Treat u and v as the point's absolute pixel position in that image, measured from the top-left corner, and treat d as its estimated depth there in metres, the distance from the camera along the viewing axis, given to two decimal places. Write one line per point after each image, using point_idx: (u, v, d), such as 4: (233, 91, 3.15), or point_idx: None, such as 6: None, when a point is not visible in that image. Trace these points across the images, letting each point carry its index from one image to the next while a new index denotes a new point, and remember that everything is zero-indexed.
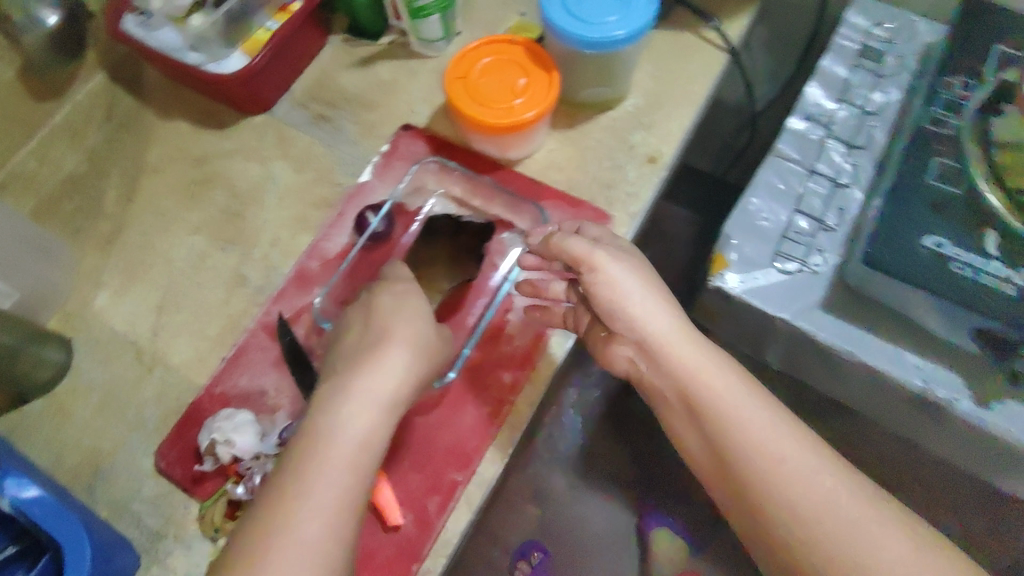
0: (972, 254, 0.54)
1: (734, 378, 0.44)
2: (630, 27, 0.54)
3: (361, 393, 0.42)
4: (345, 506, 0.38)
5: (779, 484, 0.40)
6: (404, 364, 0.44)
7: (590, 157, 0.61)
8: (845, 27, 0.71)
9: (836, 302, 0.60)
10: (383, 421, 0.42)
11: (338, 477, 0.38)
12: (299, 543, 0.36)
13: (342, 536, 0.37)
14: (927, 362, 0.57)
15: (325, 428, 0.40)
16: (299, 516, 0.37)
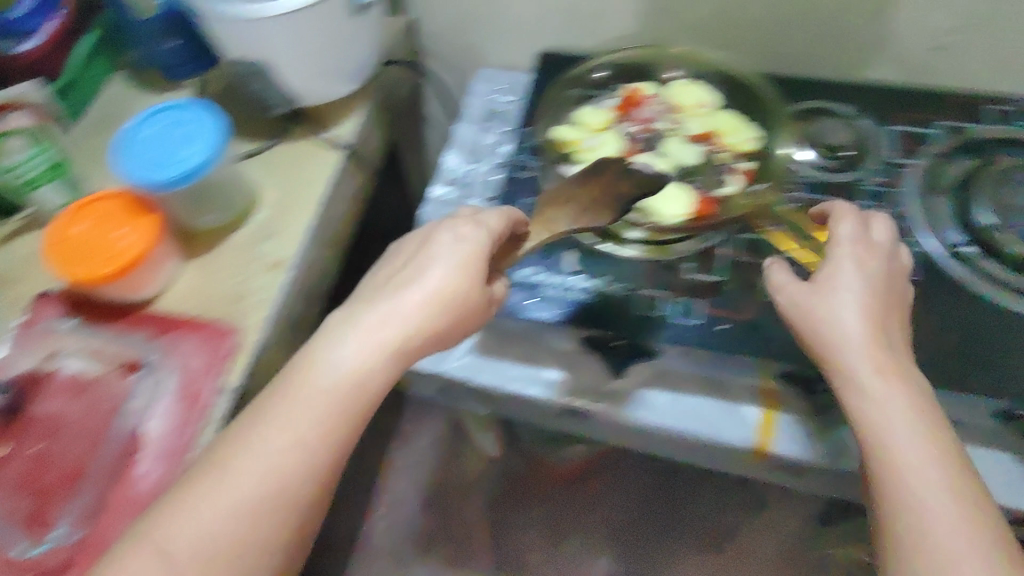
0: (555, 275, 0.61)
1: (915, 413, 0.43)
2: (208, 149, 0.59)
3: (398, 321, 0.45)
4: (279, 473, 0.41)
5: (891, 487, 0.42)
6: (421, 307, 0.45)
7: (221, 277, 0.64)
8: (469, 98, 0.81)
9: (485, 346, 0.66)
10: (377, 374, 0.44)
11: (331, 413, 0.43)
12: (249, 485, 0.41)
13: (285, 485, 0.41)
14: (571, 373, 0.64)
15: (324, 363, 0.44)
16: (235, 466, 0.41)
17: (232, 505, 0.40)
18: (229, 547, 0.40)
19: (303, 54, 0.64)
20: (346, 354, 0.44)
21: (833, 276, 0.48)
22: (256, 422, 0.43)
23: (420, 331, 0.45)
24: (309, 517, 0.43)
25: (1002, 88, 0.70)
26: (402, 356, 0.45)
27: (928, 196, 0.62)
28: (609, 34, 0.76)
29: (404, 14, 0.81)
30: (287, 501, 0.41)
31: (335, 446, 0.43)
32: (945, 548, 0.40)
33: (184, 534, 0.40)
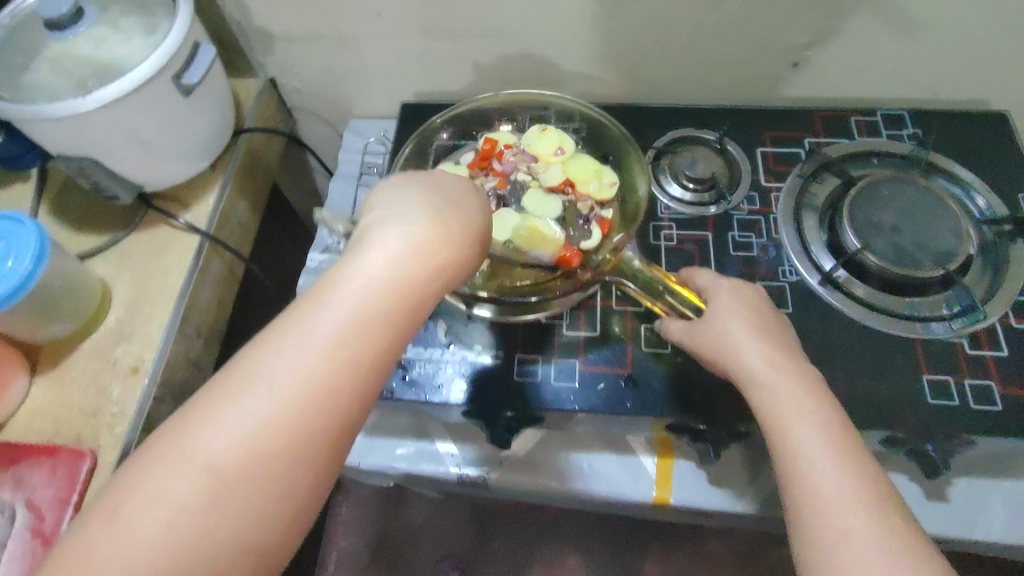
0: (428, 349, 0.58)
1: (809, 402, 0.41)
2: (34, 254, 0.54)
3: (439, 236, 0.36)
4: (271, 441, 0.30)
5: (789, 474, 0.39)
6: (427, 242, 0.36)
7: (74, 390, 0.59)
8: (343, 152, 0.80)
9: (372, 423, 0.63)
10: (387, 316, 0.33)
11: (359, 334, 0.32)
12: (264, 418, 0.30)
13: (315, 413, 0.31)
14: (462, 443, 0.62)
15: (357, 267, 0.34)
16: (288, 368, 0.31)
17: (294, 415, 0.30)
18: (280, 471, 0.30)
19: (137, 142, 0.59)
20: (389, 259, 0.34)
21: (717, 303, 0.48)
22: (286, 329, 0.32)
23: (455, 253, 0.37)
24: (338, 460, 0.32)
25: (861, 100, 0.71)
26: (445, 280, 0.37)
27: (797, 220, 0.62)
28: (474, 78, 0.74)
29: (260, 74, 0.77)
30: (325, 428, 0.31)
31: (370, 375, 0.32)
32: (843, 530, 0.36)
33: (240, 428, 0.30)
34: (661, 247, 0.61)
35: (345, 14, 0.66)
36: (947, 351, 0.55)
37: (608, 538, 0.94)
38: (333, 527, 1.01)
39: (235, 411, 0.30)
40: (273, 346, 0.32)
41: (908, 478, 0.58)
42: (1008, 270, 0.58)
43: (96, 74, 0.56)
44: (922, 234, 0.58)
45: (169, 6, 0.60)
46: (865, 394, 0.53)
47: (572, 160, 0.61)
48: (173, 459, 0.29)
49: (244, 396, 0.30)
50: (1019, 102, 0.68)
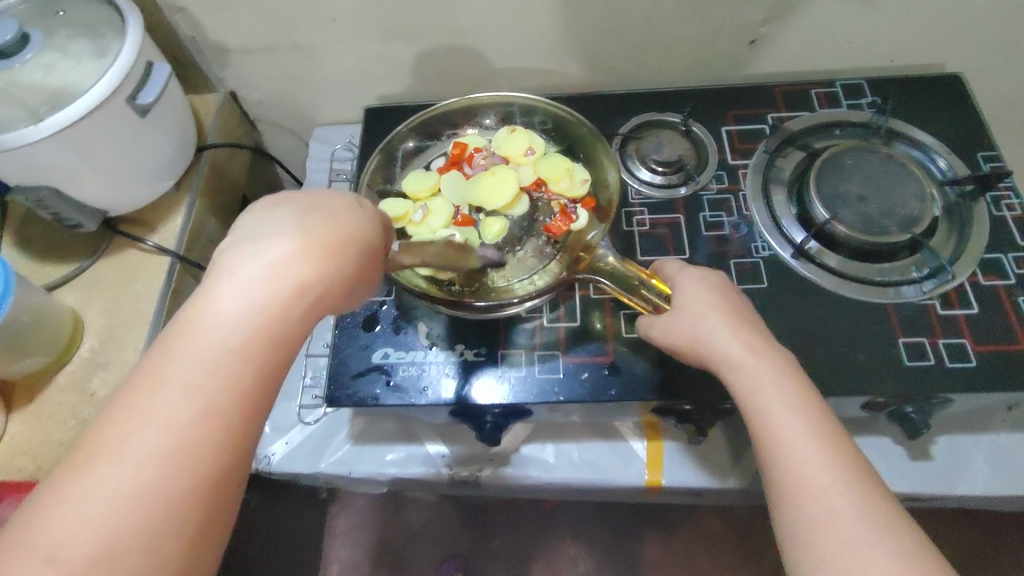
0: (409, 352, 0.57)
1: (790, 389, 0.42)
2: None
3: (302, 255, 0.34)
4: (141, 491, 0.28)
5: (772, 460, 0.40)
6: (288, 266, 0.34)
7: (52, 425, 0.58)
8: (311, 162, 0.79)
9: (360, 431, 0.63)
10: (249, 346, 0.32)
11: (220, 375, 0.31)
12: (130, 467, 0.29)
13: (182, 463, 0.29)
14: (451, 444, 0.62)
15: (213, 304, 0.32)
16: (146, 422, 0.29)
17: (158, 468, 0.29)
18: (150, 531, 0.28)
19: (95, 168, 0.58)
20: (246, 292, 0.33)
21: (686, 293, 0.48)
22: (151, 373, 0.31)
23: (326, 270, 0.35)
24: (218, 511, 0.30)
25: (820, 72, 0.71)
26: (318, 303, 0.35)
27: (765, 195, 0.62)
28: (436, 78, 0.73)
29: (220, 89, 0.76)
30: (198, 474, 0.30)
31: (239, 414, 0.31)
32: (827, 508, 0.37)
33: (98, 495, 0.28)
34: (635, 233, 0.62)
35: (299, 21, 0.65)
36: (920, 314, 0.56)
37: (605, 521, 0.96)
38: (331, 537, 0.99)
39: (92, 477, 0.28)
40: (128, 403, 0.30)
41: (891, 441, 0.59)
42: (972, 229, 0.59)
43: (47, 102, 0.55)
44: (887, 200, 0.59)
45: (117, 26, 0.59)
46: (843, 362, 0.54)
47: (543, 160, 0.60)
48: (28, 537, 0.27)
49: (98, 462, 0.29)
50: (973, 63, 0.69)
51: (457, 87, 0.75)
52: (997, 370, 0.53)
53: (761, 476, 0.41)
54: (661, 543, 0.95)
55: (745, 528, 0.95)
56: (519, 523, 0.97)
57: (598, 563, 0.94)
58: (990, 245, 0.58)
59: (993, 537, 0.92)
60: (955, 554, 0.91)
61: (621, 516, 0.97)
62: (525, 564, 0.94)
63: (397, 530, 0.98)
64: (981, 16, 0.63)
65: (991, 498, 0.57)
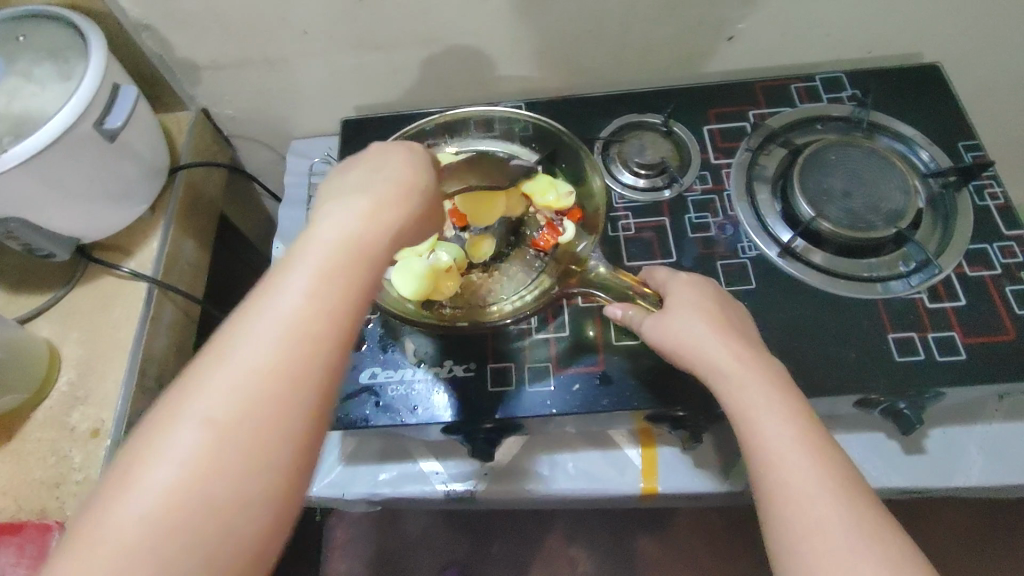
0: (396, 370, 0.56)
1: (779, 396, 0.41)
2: None
3: (384, 198, 0.37)
4: (257, 396, 0.30)
5: (761, 468, 0.40)
6: (374, 208, 0.36)
7: (33, 463, 0.56)
8: (290, 177, 0.78)
9: (350, 451, 0.62)
10: (349, 276, 0.34)
11: (330, 288, 0.33)
12: (246, 377, 0.30)
13: (300, 367, 0.31)
14: (443, 460, 0.61)
15: (313, 238, 0.34)
16: (267, 328, 0.31)
17: (278, 373, 0.31)
18: (274, 428, 0.30)
19: (65, 197, 0.56)
20: (342, 224, 0.35)
21: (675, 300, 0.48)
22: (260, 299, 0.32)
23: (406, 210, 0.37)
24: (327, 418, 0.32)
25: (799, 66, 0.71)
26: (399, 239, 0.37)
27: (750, 193, 0.62)
28: (413, 86, 0.72)
29: (192, 106, 0.74)
30: (307, 385, 0.31)
31: (346, 327, 0.33)
32: (817, 520, 0.37)
33: (229, 390, 0.30)
34: (621, 238, 0.61)
35: (270, 35, 0.63)
36: (908, 308, 0.56)
37: (603, 520, 0.96)
38: (328, 551, 0.97)
39: (224, 375, 0.30)
40: (251, 310, 0.32)
41: (884, 436, 0.59)
42: (957, 220, 0.59)
43: (11, 131, 0.53)
44: (872, 194, 0.59)
45: (79, 47, 0.56)
46: (834, 360, 0.54)
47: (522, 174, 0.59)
48: (167, 426, 0.29)
49: (226, 360, 0.31)
50: (950, 53, 0.69)
51: (435, 95, 0.74)
52: (987, 362, 0.53)
53: (750, 485, 0.41)
54: (660, 539, 0.95)
55: (742, 521, 0.96)
56: (517, 526, 0.97)
57: (597, 562, 0.94)
58: (975, 236, 0.58)
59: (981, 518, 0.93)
60: (947, 535, 0.92)
61: (619, 515, 0.96)
62: (525, 568, 0.94)
63: (394, 541, 0.97)
64: (959, 6, 0.62)
65: (984, 489, 0.58)
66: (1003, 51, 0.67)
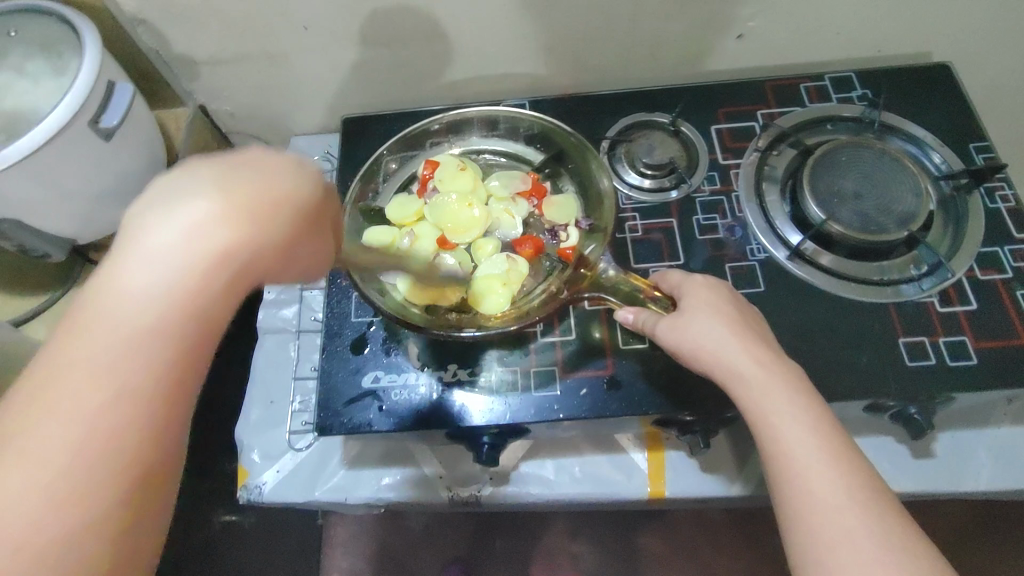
0: (400, 375, 0.55)
1: (799, 402, 0.41)
2: None
3: (220, 222, 0.29)
4: (42, 494, 0.26)
5: (783, 476, 0.39)
6: (194, 247, 0.29)
7: None
8: None
9: (353, 455, 0.61)
10: (153, 346, 0.28)
11: (137, 352, 0.28)
12: (29, 474, 0.26)
13: (79, 469, 0.27)
14: (448, 465, 0.61)
15: (113, 290, 0.28)
16: (54, 407, 0.27)
17: (64, 459, 0.26)
18: (58, 522, 0.26)
19: (59, 196, 0.55)
20: (157, 262, 0.28)
21: (692, 303, 0.46)
22: (48, 375, 0.27)
23: (250, 235, 0.30)
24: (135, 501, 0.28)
25: (808, 64, 0.70)
26: (240, 273, 0.31)
27: (759, 194, 0.61)
28: (415, 83, 0.71)
29: (189, 102, 0.72)
30: (107, 475, 0.27)
31: (150, 401, 0.28)
32: (842, 530, 0.36)
33: (1, 481, 0.26)
34: (628, 239, 0.60)
35: (270, 31, 0.62)
36: (919, 312, 0.55)
37: (606, 517, 0.96)
38: (327, 548, 0.97)
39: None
40: (38, 388, 0.27)
41: (894, 440, 0.58)
42: (968, 222, 0.58)
43: (4, 129, 0.52)
44: (883, 197, 0.58)
45: (72, 41, 0.55)
46: (844, 365, 0.53)
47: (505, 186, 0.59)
48: None
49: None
50: (961, 52, 0.68)
51: (437, 92, 0.72)
52: (1000, 367, 0.52)
53: (770, 492, 0.41)
54: (664, 537, 0.95)
55: (745, 519, 0.95)
56: (519, 524, 0.96)
57: (600, 560, 0.93)
58: (986, 239, 0.58)
59: (984, 515, 0.93)
60: (948, 532, 0.92)
61: (621, 512, 0.96)
62: (528, 565, 0.94)
63: (395, 538, 0.96)
64: (972, 4, 0.61)
65: (993, 493, 0.57)
66: (1014, 50, 0.67)
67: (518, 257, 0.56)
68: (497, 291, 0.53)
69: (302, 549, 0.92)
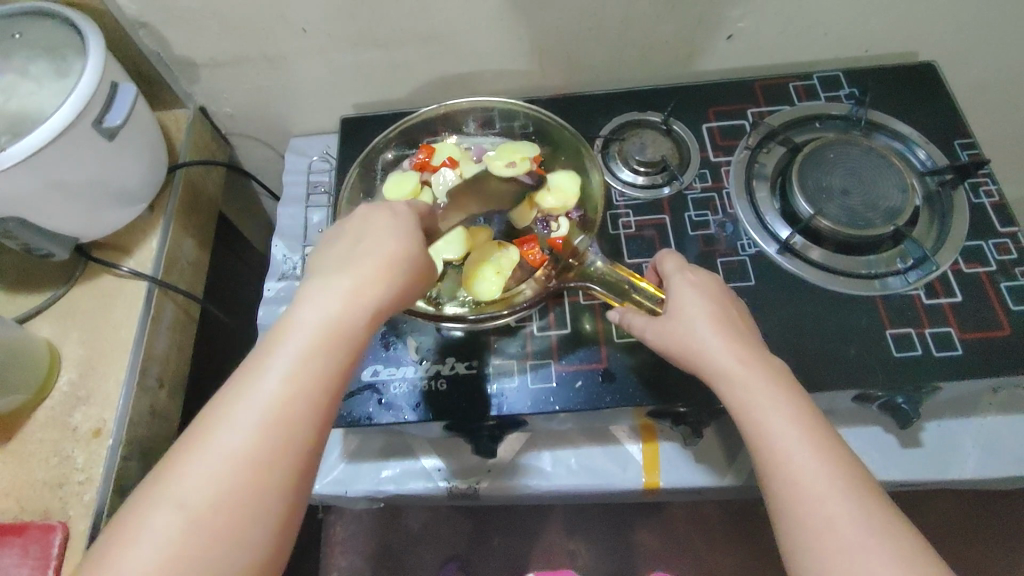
0: (399, 369, 0.57)
1: (783, 397, 0.42)
2: None
3: (370, 276, 0.38)
4: (240, 472, 0.33)
5: (768, 467, 0.40)
6: (356, 289, 0.37)
7: (35, 463, 0.56)
8: (288, 172, 0.78)
9: (353, 449, 0.62)
10: (325, 361, 0.35)
11: (306, 371, 0.35)
12: (231, 456, 0.33)
13: (266, 457, 0.33)
14: (445, 456, 0.62)
15: (298, 321, 0.36)
16: (241, 419, 0.33)
17: (253, 457, 0.33)
18: (247, 508, 0.32)
19: (63, 196, 0.56)
20: (323, 306, 0.36)
21: (680, 299, 0.47)
22: (243, 380, 0.35)
23: (385, 286, 0.38)
24: (300, 495, 0.34)
25: (796, 64, 0.71)
26: (380, 315, 0.38)
27: (749, 191, 0.62)
28: (412, 84, 0.72)
29: (189, 104, 0.73)
30: (286, 462, 0.34)
31: (320, 403, 0.35)
32: (827, 519, 0.38)
33: (207, 470, 0.32)
34: (622, 236, 0.61)
35: (268, 33, 0.63)
36: (906, 304, 0.56)
37: (601, 513, 0.96)
38: (327, 548, 0.96)
39: (203, 459, 0.33)
40: (235, 391, 0.34)
41: (882, 430, 0.60)
42: (953, 217, 0.60)
43: (10, 129, 0.53)
44: (870, 192, 0.59)
45: (76, 44, 0.56)
46: (833, 356, 0.55)
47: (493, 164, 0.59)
48: (148, 508, 0.32)
49: (208, 443, 0.33)
50: (946, 51, 0.69)
51: (434, 93, 0.74)
52: (984, 357, 0.53)
53: (760, 485, 0.41)
54: (659, 533, 0.96)
55: (740, 514, 0.96)
56: (515, 520, 0.97)
57: (597, 555, 0.94)
58: (970, 232, 0.59)
59: (975, 510, 0.95)
60: (937, 527, 0.94)
61: (616, 508, 0.97)
62: (524, 562, 0.95)
63: (395, 536, 0.97)
64: (954, 5, 0.63)
65: (981, 480, 0.59)
66: (999, 48, 0.68)
67: (509, 246, 0.57)
68: (490, 276, 0.55)
69: None
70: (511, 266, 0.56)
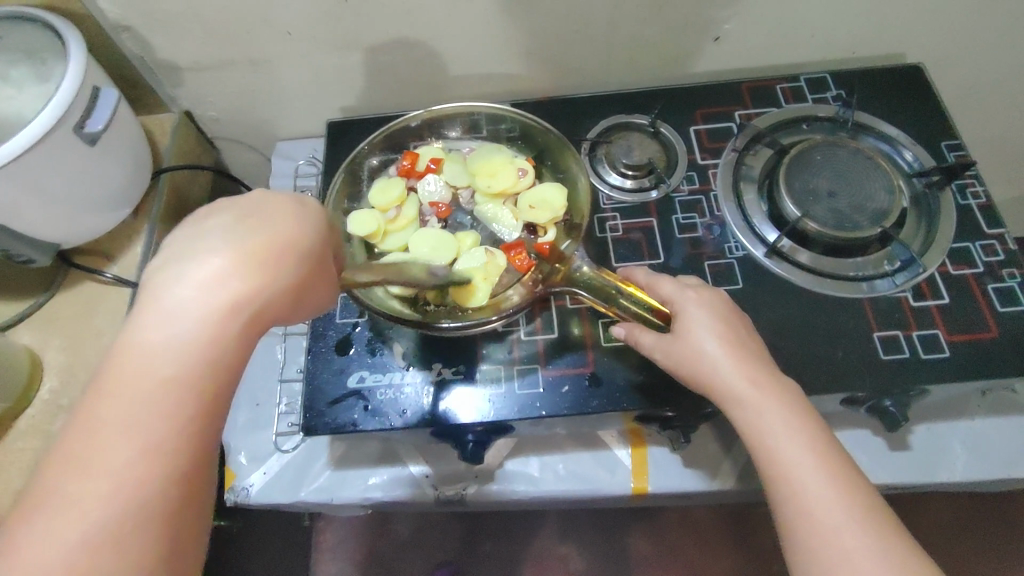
0: (385, 374, 0.56)
1: (798, 424, 0.42)
2: None
3: (234, 270, 0.32)
4: (88, 534, 0.27)
5: (783, 493, 0.40)
6: (218, 288, 0.31)
7: (16, 472, 0.56)
8: (275, 176, 0.77)
9: (339, 455, 0.62)
10: (189, 381, 0.30)
11: (165, 402, 0.29)
12: (81, 510, 0.27)
13: (125, 504, 0.28)
14: (433, 463, 0.61)
15: (152, 336, 0.30)
16: (88, 467, 0.28)
17: (105, 524, 0.27)
18: None
19: (45, 201, 0.55)
20: (179, 315, 0.30)
21: (690, 319, 0.47)
22: (88, 418, 0.29)
23: (258, 284, 0.32)
24: (177, 544, 0.29)
25: (784, 66, 0.71)
26: (257, 318, 0.32)
27: (737, 194, 0.62)
28: (398, 87, 0.71)
29: (174, 109, 0.73)
30: (151, 508, 0.28)
31: (185, 431, 0.29)
32: (839, 546, 0.38)
33: (49, 533, 0.27)
34: (609, 239, 0.61)
35: (253, 36, 0.63)
36: (894, 307, 0.56)
37: (593, 517, 0.96)
38: (318, 554, 0.97)
39: (40, 531, 0.27)
40: (81, 433, 0.28)
41: (870, 433, 0.59)
42: (940, 219, 0.59)
43: None
44: (857, 194, 0.59)
45: (58, 49, 0.55)
46: (821, 359, 0.54)
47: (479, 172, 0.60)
48: None
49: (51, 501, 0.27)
50: (934, 53, 0.69)
51: (420, 96, 0.73)
52: (975, 361, 0.53)
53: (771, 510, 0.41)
54: (651, 537, 0.95)
55: (733, 518, 0.96)
56: (507, 525, 0.96)
57: (589, 560, 0.94)
58: (958, 235, 0.59)
59: (969, 512, 0.95)
60: (932, 529, 0.94)
61: (609, 511, 0.96)
62: (516, 566, 0.94)
63: (385, 542, 0.96)
64: (941, 8, 0.63)
65: (969, 483, 0.59)
66: (986, 51, 0.68)
67: (496, 252, 0.56)
68: (477, 284, 0.54)
69: (282, 550, 0.93)
70: (497, 272, 0.55)
